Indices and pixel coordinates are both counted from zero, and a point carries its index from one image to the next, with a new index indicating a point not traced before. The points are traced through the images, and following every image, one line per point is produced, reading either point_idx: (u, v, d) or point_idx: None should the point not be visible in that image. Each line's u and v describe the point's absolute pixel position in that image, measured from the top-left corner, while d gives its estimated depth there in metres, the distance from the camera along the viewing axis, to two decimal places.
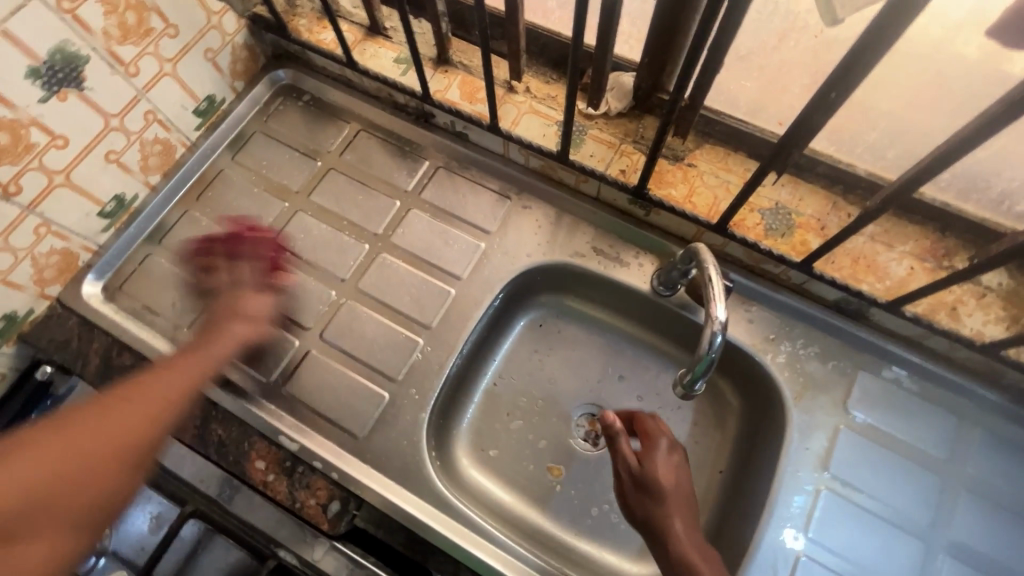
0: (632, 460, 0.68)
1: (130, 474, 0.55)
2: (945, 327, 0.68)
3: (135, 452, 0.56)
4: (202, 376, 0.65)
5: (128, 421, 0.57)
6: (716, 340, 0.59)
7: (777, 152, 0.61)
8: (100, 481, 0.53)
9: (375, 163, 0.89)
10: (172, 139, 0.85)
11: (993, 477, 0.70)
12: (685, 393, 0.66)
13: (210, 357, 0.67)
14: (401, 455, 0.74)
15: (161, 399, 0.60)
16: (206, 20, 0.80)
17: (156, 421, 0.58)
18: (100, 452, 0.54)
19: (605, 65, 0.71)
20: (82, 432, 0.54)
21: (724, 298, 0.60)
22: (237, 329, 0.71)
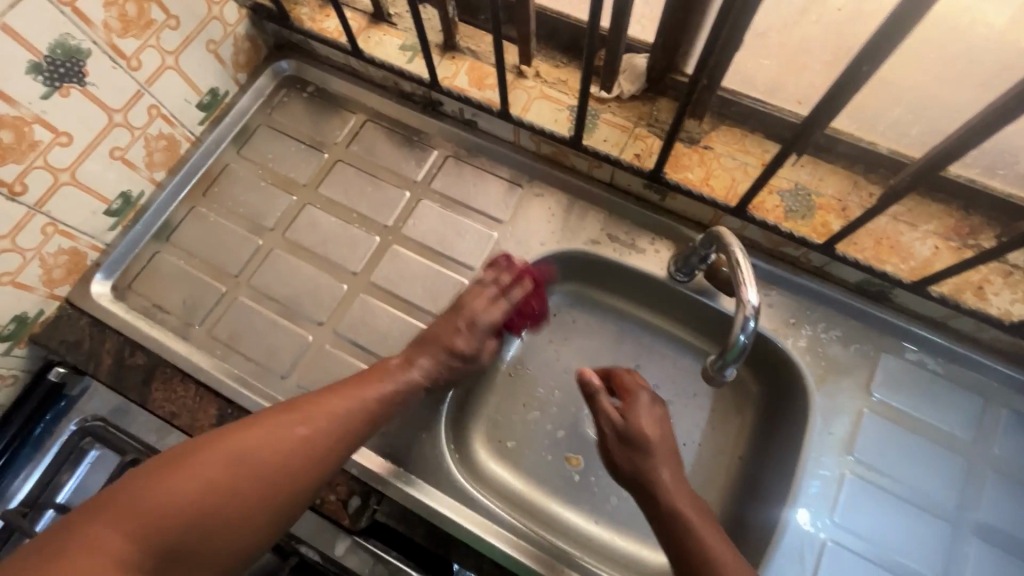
0: (613, 416, 0.67)
1: (279, 511, 0.55)
2: (971, 307, 0.67)
3: (289, 491, 0.55)
4: (363, 419, 0.62)
5: (290, 454, 0.56)
6: (749, 324, 0.57)
7: (801, 131, 0.59)
8: (249, 514, 0.53)
9: (383, 154, 0.87)
10: (177, 134, 0.83)
11: (1021, 457, 0.69)
12: (711, 379, 0.64)
13: (375, 400, 0.64)
14: (420, 448, 0.73)
15: (320, 437, 0.58)
16: (207, 10, 0.78)
17: (312, 461, 0.57)
18: (261, 479, 0.54)
19: (619, 46, 0.69)
20: (261, 452, 0.55)
21: (755, 282, 0.58)
22: (416, 365, 0.68)
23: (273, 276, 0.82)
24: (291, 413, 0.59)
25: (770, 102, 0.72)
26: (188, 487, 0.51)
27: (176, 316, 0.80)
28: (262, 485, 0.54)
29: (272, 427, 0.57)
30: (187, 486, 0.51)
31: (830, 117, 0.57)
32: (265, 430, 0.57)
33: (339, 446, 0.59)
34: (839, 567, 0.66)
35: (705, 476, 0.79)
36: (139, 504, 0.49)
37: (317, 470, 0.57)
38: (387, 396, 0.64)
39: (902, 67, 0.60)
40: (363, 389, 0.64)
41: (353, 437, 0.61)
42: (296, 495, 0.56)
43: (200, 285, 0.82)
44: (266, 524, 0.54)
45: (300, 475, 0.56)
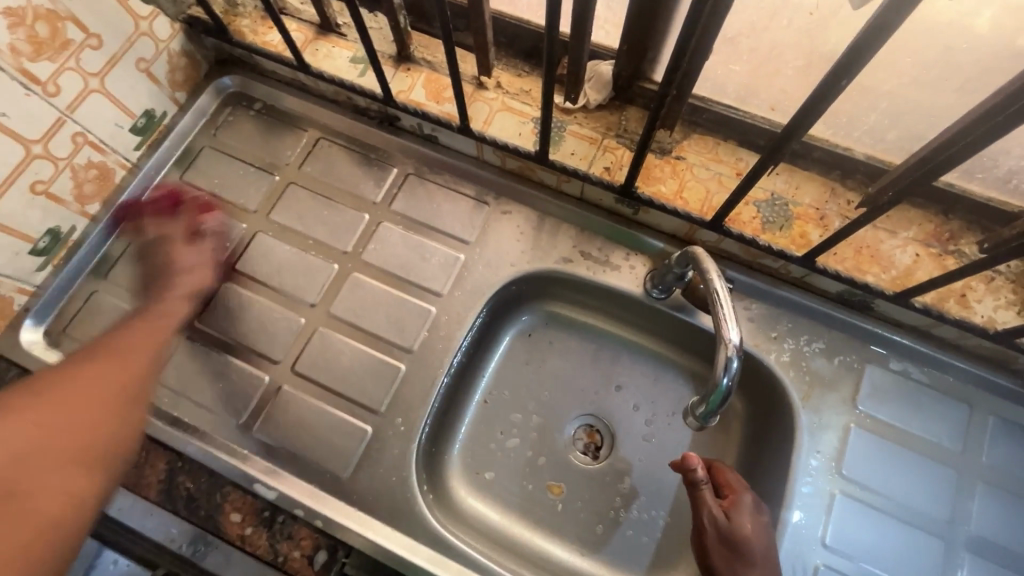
0: (717, 514, 0.61)
1: (100, 449, 0.47)
2: (955, 315, 0.65)
3: (127, 408, 0.51)
4: (159, 340, 0.60)
5: (98, 383, 0.51)
6: (733, 364, 0.54)
7: (778, 143, 0.56)
8: (94, 441, 0.47)
9: (339, 174, 0.82)
10: (109, 162, 0.76)
11: (1009, 465, 0.67)
12: (698, 425, 0.61)
13: (166, 323, 0.63)
14: (391, 494, 0.68)
15: (120, 361, 0.54)
16: (134, 26, 0.71)
17: (120, 390, 0.52)
18: (60, 429, 0.46)
19: (583, 56, 0.65)
20: (71, 402, 0.48)
21: (735, 320, 0.55)
22: (182, 279, 0.69)
23: (224, 312, 0.76)
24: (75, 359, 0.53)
25: (742, 108, 0.69)
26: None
27: None
28: (55, 438, 0.45)
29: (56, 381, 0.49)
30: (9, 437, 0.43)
31: (806, 130, 0.54)
32: (58, 383, 0.49)
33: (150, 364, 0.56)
34: None
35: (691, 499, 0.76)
36: None
37: (147, 381, 0.55)
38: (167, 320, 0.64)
39: (878, 73, 0.57)
40: (148, 325, 0.61)
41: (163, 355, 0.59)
42: (137, 412, 0.52)
43: None
44: (116, 439, 0.49)
45: (136, 386, 0.53)
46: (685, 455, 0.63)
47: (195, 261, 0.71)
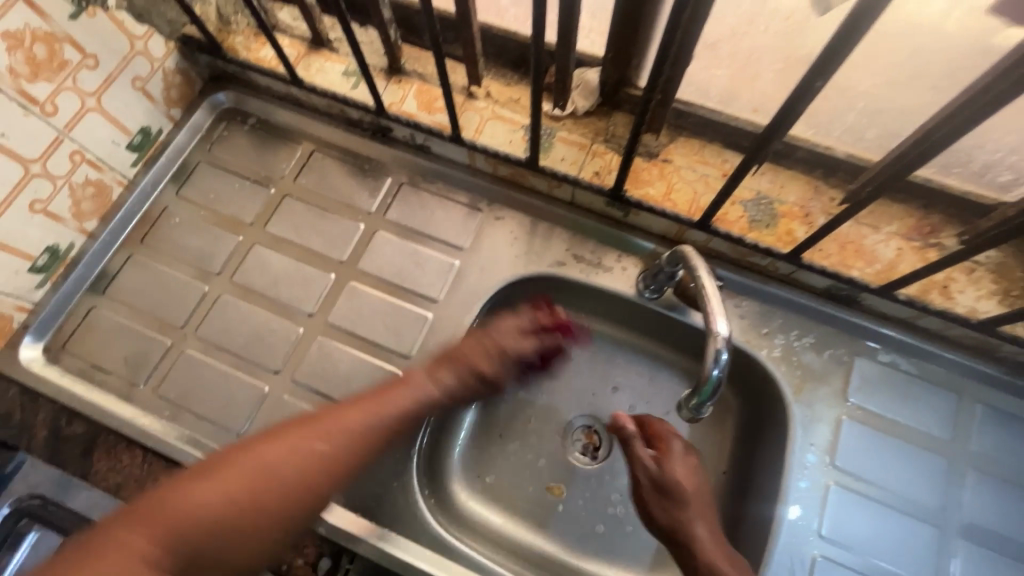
0: (649, 464, 0.65)
1: (302, 521, 0.55)
2: (938, 306, 0.67)
3: (317, 499, 0.55)
4: (370, 438, 0.59)
5: (305, 469, 0.55)
6: (721, 355, 0.56)
7: (760, 143, 0.58)
8: (280, 521, 0.53)
9: (333, 185, 0.83)
10: (106, 180, 0.77)
11: (997, 451, 0.69)
12: (693, 415, 0.63)
13: (390, 415, 0.62)
14: (391, 498, 0.69)
15: (321, 458, 0.56)
16: (129, 46, 0.73)
17: (329, 474, 0.56)
18: (279, 490, 0.53)
19: (569, 64, 0.67)
20: (281, 469, 0.54)
21: (723, 312, 0.57)
22: (441, 379, 0.67)
23: (223, 323, 0.77)
24: (309, 422, 0.58)
25: (725, 111, 0.71)
26: (207, 499, 0.51)
27: (119, 376, 0.75)
28: (243, 512, 0.51)
29: (274, 452, 0.55)
30: (237, 480, 0.52)
31: (786, 129, 0.55)
32: (256, 456, 0.54)
33: (348, 464, 0.58)
34: None
35: None
36: (174, 508, 0.50)
37: (343, 483, 0.57)
38: (405, 411, 0.63)
39: (854, 74, 0.59)
40: (368, 404, 0.61)
41: (371, 450, 0.60)
42: (317, 507, 0.55)
43: (143, 339, 0.76)
44: (299, 526, 0.54)
45: (324, 488, 0.55)
46: (615, 416, 0.69)
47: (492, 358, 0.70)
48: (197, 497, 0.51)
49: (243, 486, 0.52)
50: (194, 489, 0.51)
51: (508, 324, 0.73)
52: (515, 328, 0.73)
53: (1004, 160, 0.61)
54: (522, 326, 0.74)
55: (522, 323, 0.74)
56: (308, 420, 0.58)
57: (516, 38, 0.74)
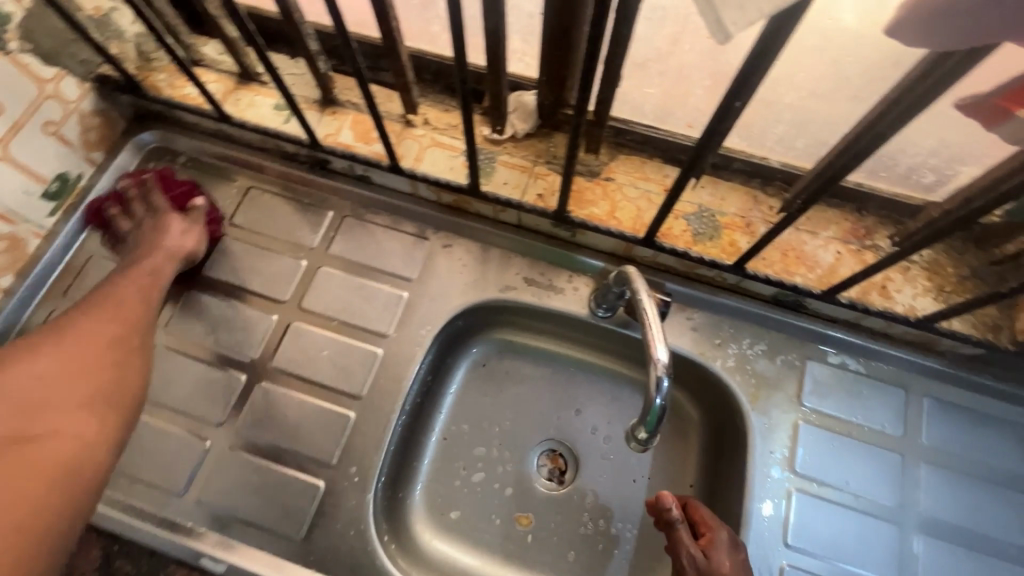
0: (695, 552, 0.60)
1: (128, 380, 0.60)
2: (879, 307, 0.68)
3: (127, 358, 0.61)
4: (141, 305, 0.66)
5: (89, 333, 0.60)
6: (664, 383, 0.55)
7: (693, 160, 0.57)
8: (103, 385, 0.58)
9: (272, 223, 0.80)
10: (20, 232, 0.72)
11: (947, 443, 0.70)
12: (641, 447, 0.60)
13: (150, 271, 0.69)
14: (350, 549, 0.65)
15: (111, 316, 0.62)
16: (38, 90, 0.69)
17: (127, 326, 0.63)
18: (81, 368, 0.57)
19: (501, 88, 0.67)
20: (31, 386, 0.54)
21: (663, 337, 0.56)
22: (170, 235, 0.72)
23: (159, 377, 0.72)
24: (74, 310, 0.62)
25: (662, 128, 0.71)
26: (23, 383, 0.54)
27: None
28: (69, 380, 0.56)
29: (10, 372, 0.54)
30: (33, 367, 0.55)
31: (718, 144, 0.55)
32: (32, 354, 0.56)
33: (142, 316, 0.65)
34: None
35: None
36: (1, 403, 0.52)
37: (141, 339, 0.63)
38: (165, 256, 0.70)
39: (778, 88, 0.60)
40: (126, 285, 0.66)
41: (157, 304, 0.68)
42: (128, 362, 0.61)
43: None
44: (124, 383, 0.60)
45: (126, 343, 0.62)
46: (659, 495, 0.62)
47: (183, 228, 0.73)
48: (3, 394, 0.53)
49: (12, 402, 0.52)
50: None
51: (176, 233, 0.72)
52: (180, 231, 0.72)
53: (926, 162, 0.63)
54: (191, 227, 0.73)
55: (192, 228, 0.73)
56: (91, 300, 0.63)
57: (449, 64, 0.73)
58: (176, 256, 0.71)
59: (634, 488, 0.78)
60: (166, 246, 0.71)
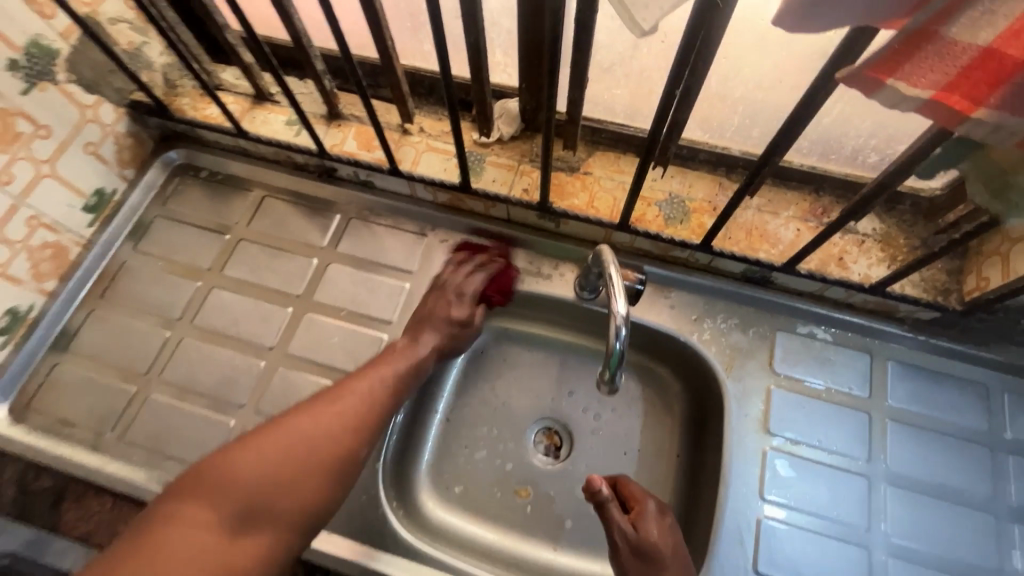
0: (626, 528, 0.65)
1: (327, 499, 0.60)
2: (836, 277, 0.74)
3: (339, 477, 0.61)
4: (366, 416, 0.65)
5: (320, 438, 0.60)
6: (622, 330, 0.61)
7: (650, 144, 0.63)
8: (307, 503, 0.58)
9: (286, 227, 0.88)
10: (63, 240, 0.81)
11: (910, 402, 0.76)
12: (610, 390, 0.66)
13: (382, 379, 0.68)
14: (361, 513, 0.72)
15: (336, 427, 0.62)
16: (80, 115, 0.78)
17: (348, 443, 0.62)
18: (296, 477, 0.58)
19: (485, 96, 0.75)
20: (256, 487, 0.56)
21: (621, 290, 0.62)
22: (423, 341, 0.74)
23: (185, 366, 0.80)
24: (318, 402, 0.63)
25: (633, 125, 0.79)
26: (254, 474, 0.56)
27: (85, 428, 0.76)
28: (289, 486, 0.57)
29: (238, 459, 0.57)
30: (272, 463, 0.57)
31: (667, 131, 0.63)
32: (272, 441, 0.58)
33: (363, 431, 0.64)
34: (777, 541, 0.69)
35: (646, 478, 0.83)
36: (230, 487, 0.55)
37: (353, 460, 0.62)
38: (401, 373, 0.70)
39: (728, 83, 0.68)
40: (359, 390, 0.66)
41: (380, 415, 0.66)
42: (336, 484, 0.61)
43: (107, 389, 0.78)
44: (322, 507, 0.60)
45: (340, 463, 0.61)
46: (590, 479, 0.65)
47: (456, 312, 0.77)
48: (235, 480, 0.55)
49: (240, 494, 0.55)
50: (229, 478, 0.55)
51: (433, 337, 0.75)
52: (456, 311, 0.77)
53: (868, 143, 0.70)
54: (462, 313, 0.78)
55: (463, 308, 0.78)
56: (317, 399, 0.64)
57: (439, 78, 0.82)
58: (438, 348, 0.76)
59: (624, 459, 0.84)
60: (432, 333, 0.75)
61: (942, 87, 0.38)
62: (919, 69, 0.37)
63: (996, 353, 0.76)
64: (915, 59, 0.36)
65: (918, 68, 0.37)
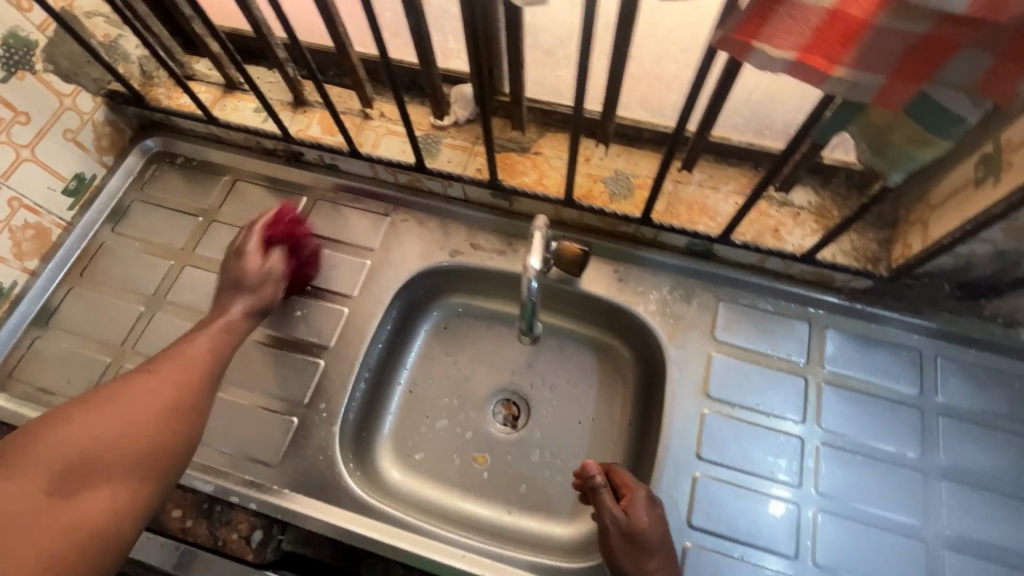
0: (617, 514, 0.67)
1: (177, 444, 0.63)
2: (771, 247, 0.78)
3: (183, 425, 0.64)
4: (201, 372, 0.69)
5: (157, 394, 0.63)
6: (531, 284, 0.70)
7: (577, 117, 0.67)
8: (155, 448, 0.61)
9: (257, 209, 0.93)
10: (45, 222, 0.86)
11: (847, 367, 0.79)
12: (529, 337, 0.83)
13: (214, 339, 0.72)
14: (320, 472, 0.76)
15: (170, 390, 0.65)
16: (59, 103, 0.83)
17: (188, 395, 0.66)
18: (136, 427, 0.60)
19: (435, 80, 0.80)
20: (88, 446, 0.57)
21: (538, 249, 0.70)
22: (238, 304, 0.76)
23: (158, 338, 0.85)
24: (140, 371, 0.65)
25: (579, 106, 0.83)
26: (84, 433, 0.57)
27: (65, 396, 0.81)
28: (132, 436, 0.60)
29: (55, 430, 0.57)
30: (101, 424, 0.58)
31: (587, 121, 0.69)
32: (96, 407, 0.60)
33: (199, 384, 0.68)
34: (711, 497, 0.73)
35: (598, 444, 0.86)
36: (53, 452, 0.55)
37: (196, 408, 0.66)
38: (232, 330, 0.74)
39: (660, 62, 0.72)
40: (186, 352, 0.69)
41: (215, 370, 0.70)
42: (183, 431, 0.64)
43: (85, 360, 0.83)
44: (178, 452, 0.63)
45: (182, 411, 0.64)
46: (583, 463, 0.69)
47: (260, 275, 0.77)
48: (58, 445, 0.56)
49: (68, 456, 0.55)
50: (49, 443, 0.56)
51: (242, 299, 0.76)
52: (257, 272, 0.77)
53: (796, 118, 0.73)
54: (267, 277, 0.78)
55: (268, 272, 0.78)
56: (145, 368, 0.66)
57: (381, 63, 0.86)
58: (252, 312, 0.76)
59: (578, 428, 0.88)
60: (237, 306, 0.75)
61: (803, 47, 0.41)
62: (779, 28, 0.40)
63: (927, 319, 0.79)
64: (776, 18, 0.40)
65: (778, 28, 0.40)
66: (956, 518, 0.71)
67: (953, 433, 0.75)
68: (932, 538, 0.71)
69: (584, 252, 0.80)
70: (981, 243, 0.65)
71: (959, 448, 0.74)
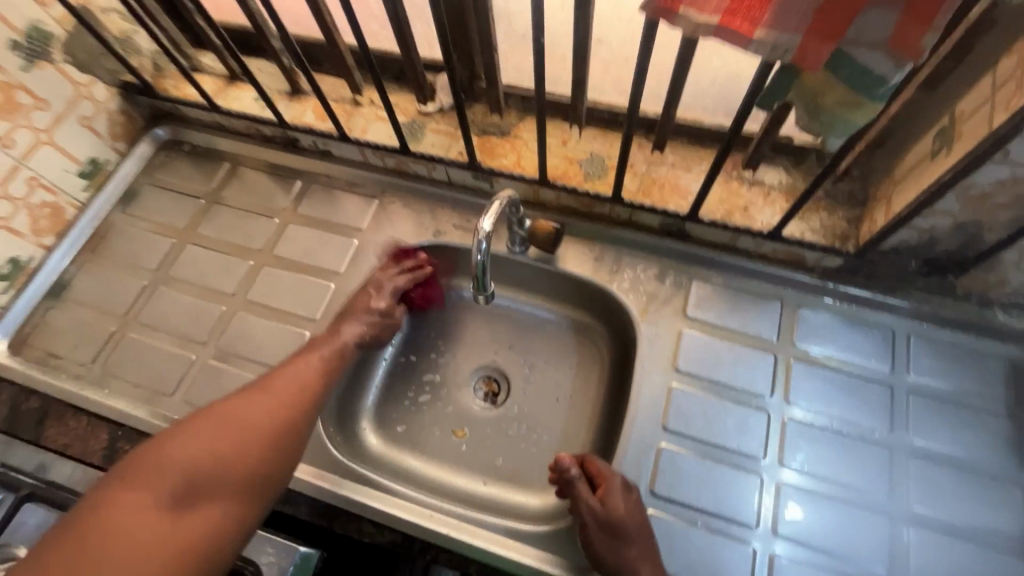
0: (593, 503, 0.69)
1: (268, 470, 0.64)
2: (740, 225, 0.79)
3: (263, 457, 0.65)
4: (300, 395, 0.71)
5: (259, 415, 0.67)
6: (482, 246, 0.67)
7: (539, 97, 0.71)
8: (248, 471, 0.63)
9: (255, 192, 0.99)
10: (60, 202, 0.93)
11: (817, 344, 0.80)
12: (485, 299, 0.75)
13: (322, 358, 0.76)
14: None
15: (267, 416, 0.67)
16: (74, 91, 0.90)
17: (271, 424, 0.67)
18: (238, 448, 0.64)
19: (417, 66, 0.84)
20: (200, 465, 0.61)
21: (490, 212, 0.68)
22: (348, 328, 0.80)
23: (159, 309, 0.90)
24: (252, 391, 0.69)
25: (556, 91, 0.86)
26: (185, 455, 0.61)
27: (72, 361, 0.87)
28: (213, 465, 0.62)
29: (179, 445, 0.62)
30: (218, 441, 0.63)
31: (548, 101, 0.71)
32: (235, 412, 0.66)
33: (298, 404, 0.70)
34: (675, 467, 0.74)
35: (573, 419, 0.88)
36: (175, 466, 0.60)
37: (289, 431, 0.68)
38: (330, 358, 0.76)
39: (628, 45, 0.75)
40: (294, 370, 0.73)
41: (315, 391, 0.72)
42: (270, 458, 0.65)
43: (92, 328, 0.89)
44: (268, 478, 0.64)
45: (272, 437, 0.66)
46: (558, 458, 0.73)
47: (377, 313, 0.83)
48: (173, 462, 0.60)
49: (188, 470, 0.60)
50: (173, 456, 0.61)
51: (356, 327, 0.81)
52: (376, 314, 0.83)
53: None
54: (381, 317, 0.83)
55: (383, 312, 0.83)
56: (256, 383, 0.71)
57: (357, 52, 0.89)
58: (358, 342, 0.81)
59: (555, 405, 0.90)
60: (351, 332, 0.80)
61: (725, 11, 0.43)
62: None
63: (900, 299, 0.79)
64: None
65: None
66: (922, 494, 0.71)
67: (924, 411, 0.75)
68: (898, 513, 0.70)
69: (557, 230, 0.84)
70: (940, 216, 0.66)
71: (929, 427, 0.74)
